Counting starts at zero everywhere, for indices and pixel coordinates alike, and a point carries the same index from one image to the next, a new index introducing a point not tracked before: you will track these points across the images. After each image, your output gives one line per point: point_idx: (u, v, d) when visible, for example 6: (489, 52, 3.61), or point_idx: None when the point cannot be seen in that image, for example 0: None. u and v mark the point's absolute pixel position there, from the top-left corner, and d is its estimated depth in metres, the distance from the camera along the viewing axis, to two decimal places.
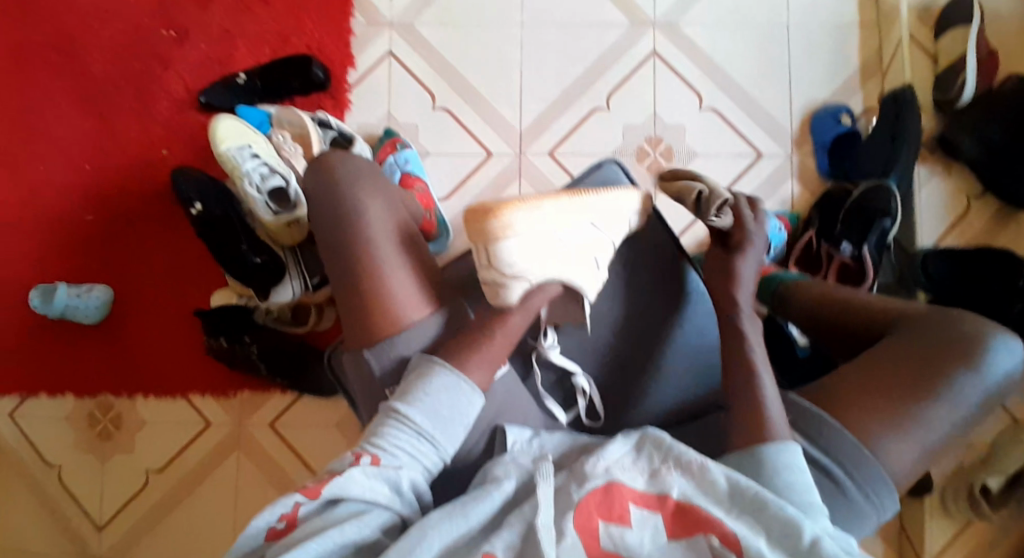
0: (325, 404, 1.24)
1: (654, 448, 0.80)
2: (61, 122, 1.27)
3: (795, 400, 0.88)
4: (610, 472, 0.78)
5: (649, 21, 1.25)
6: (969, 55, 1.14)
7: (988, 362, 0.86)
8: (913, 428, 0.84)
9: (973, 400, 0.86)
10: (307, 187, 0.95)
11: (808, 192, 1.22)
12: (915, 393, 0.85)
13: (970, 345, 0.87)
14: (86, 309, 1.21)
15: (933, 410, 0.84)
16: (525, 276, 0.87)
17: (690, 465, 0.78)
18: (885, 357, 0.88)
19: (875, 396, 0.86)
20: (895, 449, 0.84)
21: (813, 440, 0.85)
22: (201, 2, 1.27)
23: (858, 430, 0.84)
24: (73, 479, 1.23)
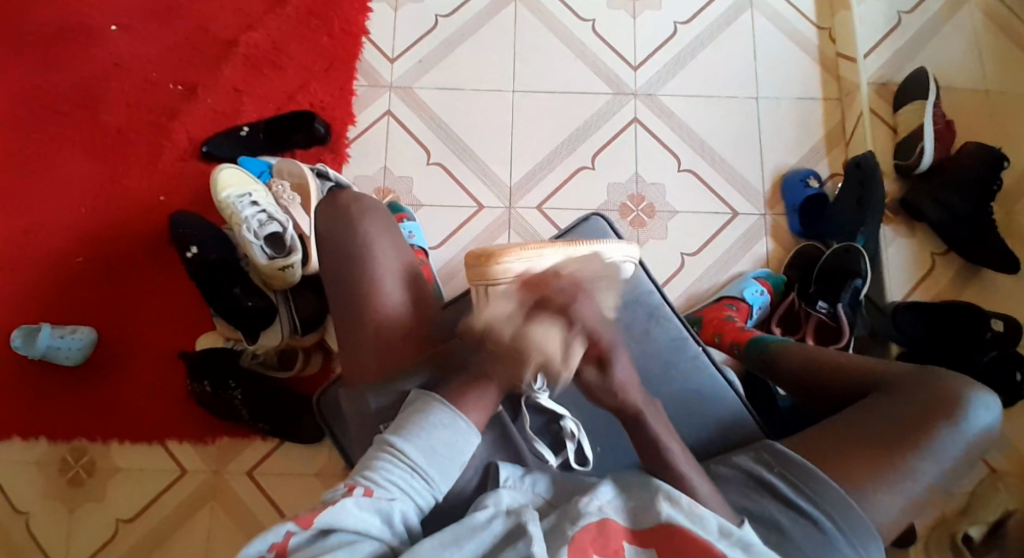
0: (306, 452, 1.22)
1: (640, 489, 0.81)
2: (60, 165, 1.30)
3: (778, 446, 0.87)
4: (603, 510, 0.79)
5: (632, 92, 1.34)
6: (925, 126, 1.25)
7: (968, 419, 0.84)
8: (896, 482, 0.82)
9: (955, 455, 0.84)
10: (315, 216, 0.95)
11: (782, 249, 1.29)
12: (898, 451, 0.83)
13: (951, 402, 0.85)
14: (68, 350, 1.19)
15: (915, 466, 0.82)
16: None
17: (677, 503, 0.79)
18: (866, 414, 0.87)
19: (859, 456, 0.84)
20: (880, 502, 0.82)
21: (801, 490, 0.84)
22: (209, 60, 1.34)
23: (843, 480, 0.83)
24: (38, 527, 1.18)
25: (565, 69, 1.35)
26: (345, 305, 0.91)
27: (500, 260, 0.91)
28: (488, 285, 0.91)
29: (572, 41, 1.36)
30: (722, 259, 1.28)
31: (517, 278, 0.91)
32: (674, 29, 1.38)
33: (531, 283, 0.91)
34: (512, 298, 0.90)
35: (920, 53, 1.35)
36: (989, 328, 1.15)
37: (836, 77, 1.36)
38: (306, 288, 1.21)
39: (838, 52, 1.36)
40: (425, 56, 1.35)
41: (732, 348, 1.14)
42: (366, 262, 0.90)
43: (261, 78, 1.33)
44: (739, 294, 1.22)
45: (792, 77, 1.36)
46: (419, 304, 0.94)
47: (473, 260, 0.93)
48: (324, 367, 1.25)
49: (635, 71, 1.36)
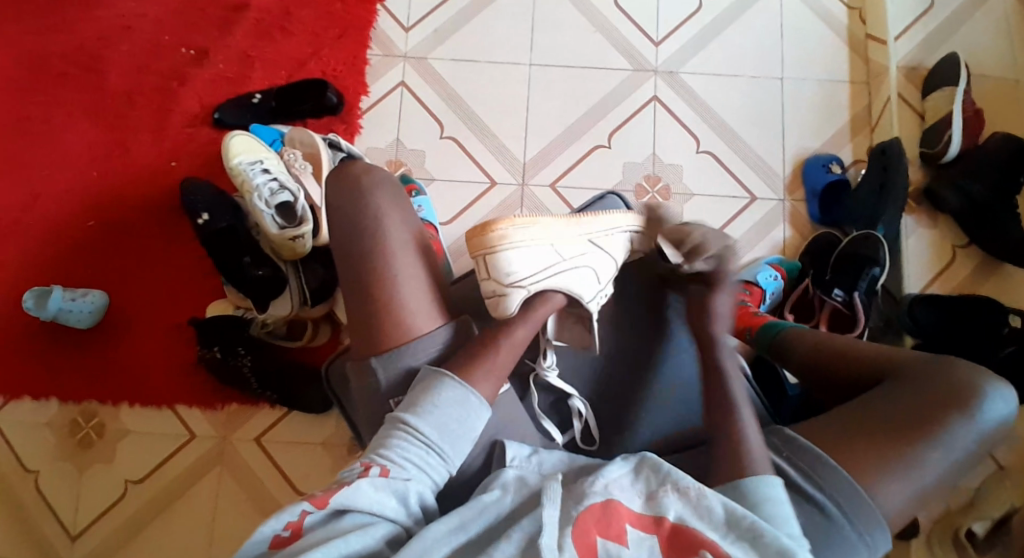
0: (315, 422, 1.23)
1: (652, 472, 0.80)
2: (72, 128, 1.29)
3: (788, 433, 0.86)
4: (609, 490, 0.77)
5: (652, 69, 1.31)
6: (953, 113, 1.21)
7: (983, 408, 0.83)
8: (907, 472, 0.81)
9: (968, 448, 0.82)
10: (326, 191, 0.93)
11: (799, 235, 1.26)
12: (910, 439, 0.82)
13: (965, 391, 0.83)
14: (78, 314, 1.20)
15: (926, 456, 0.81)
16: (525, 284, 0.90)
17: (686, 490, 0.77)
18: (880, 403, 0.85)
19: (869, 440, 0.83)
20: (890, 492, 0.81)
21: (808, 475, 0.82)
22: (222, 24, 1.32)
23: (852, 468, 0.82)
24: (50, 487, 1.20)
25: (583, 43, 1.32)
26: (352, 279, 0.90)
27: (494, 229, 0.90)
28: (486, 254, 0.90)
29: (593, 15, 1.33)
30: (737, 243, 1.26)
31: (516, 245, 0.91)
32: (698, 4, 1.34)
33: (530, 250, 0.91)
34: (510, 266, 0.90)
35: (952, 37, 1.30)
36: (1006, 324, 1.14)
37: (863, 59, 1.32)
38: (315, 260, 1.21)
39: (867, 34, 1.32)
40: (441, 25, 1.32)
41: (746, 334, 1.12)
42: (374, 233, 0.89)
43: (274, 44, 1.31)
44: (753, 279, 1.19)
45: (817, 59, 1.32)
46: (431, 280, 0.92)
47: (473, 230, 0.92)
48: (333, 337, 1.25)
49: (657, 47, 1.32)
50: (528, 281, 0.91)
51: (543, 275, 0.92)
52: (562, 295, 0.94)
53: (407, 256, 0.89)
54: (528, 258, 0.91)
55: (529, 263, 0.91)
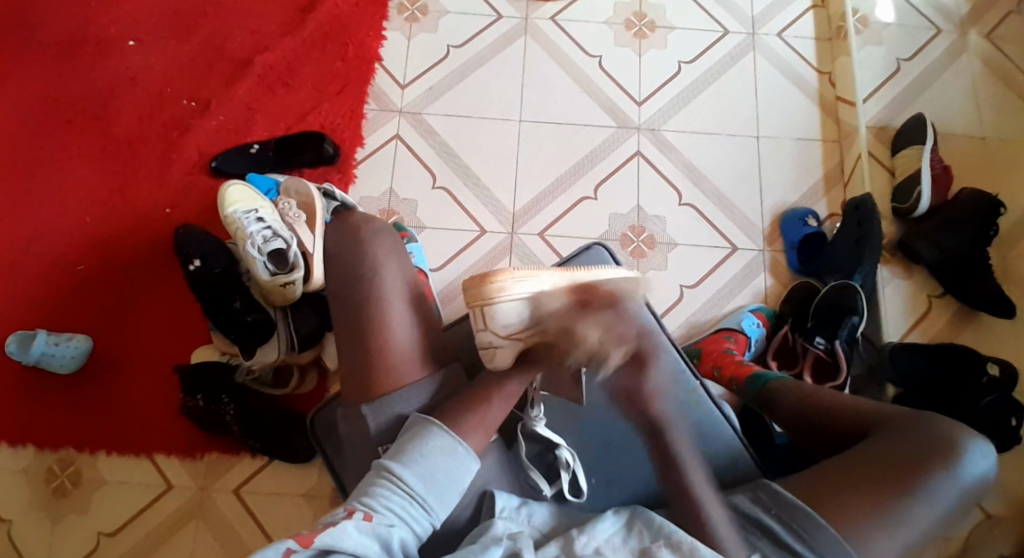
0: (296, 473, 1.20)
1: (644, 528, 0.82)
2: (68, 173, 1.31)
3: (774, 486, 0.88)
4: (601, 553, 0.79)
5: (636, 126, 1.37)
6: (922, 170, 1.27)
7: (963, 466, 0.85)
8: (893, 528, 0.82)
9: (948, 505, 0.85)
10: (326, 240, 0.97)
11: (780, 285, 1.30)
12: (893, 491, 0.84)
13: (946, 448, 0.86)
14: (61, 358, 1.19)
15: (910, 511, 0.83)
16: (520, 336, 0.92)
17: (679, 544, 0.79)
18: (866, 459, 0.87)
19: (856, 493, 0.85)
20: (877, 545, 0.82)
21: (796, 530, 0.84)
22: (223, 79, 1.36)
23: (838, 520, 0.83)
24: (18, 537, 1.15)
25: (570, 101, 1.37)
26: (348, 320, 0.92)
27: (494, 282, 0.92)
28: (483, 307, 0.92)
29: (579, 76, 1.39)
30: (721, 292, 1.29)
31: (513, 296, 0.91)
32: (679, 67, 1.41)
33: (531, 299, 0.91)
34: (507, 317, 0.91)
35: (919, 100, 1.38)
36: (985, 374, 1.16)
37: (835, 120, 1.39)
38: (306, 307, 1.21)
39: (838, 97, 1.40)
40: (434, 84, 1.38)
41: (730, 382, 1.14)
42: (374, 281, 0.91)
43: (273, 98, 1.35)
44: (737, 326, 1.23)
45: (793, 119, 1.39)
46: (424, 325, 0.93)
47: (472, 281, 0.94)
48: (319, 386, 1.25)
49: (640, 106, 1.38)
50: (523, 333, 0.92)
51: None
52: None
53: (402, 303, 0.91)
54: (527, 309, 0.91)
55: (530, 312, 0.91)
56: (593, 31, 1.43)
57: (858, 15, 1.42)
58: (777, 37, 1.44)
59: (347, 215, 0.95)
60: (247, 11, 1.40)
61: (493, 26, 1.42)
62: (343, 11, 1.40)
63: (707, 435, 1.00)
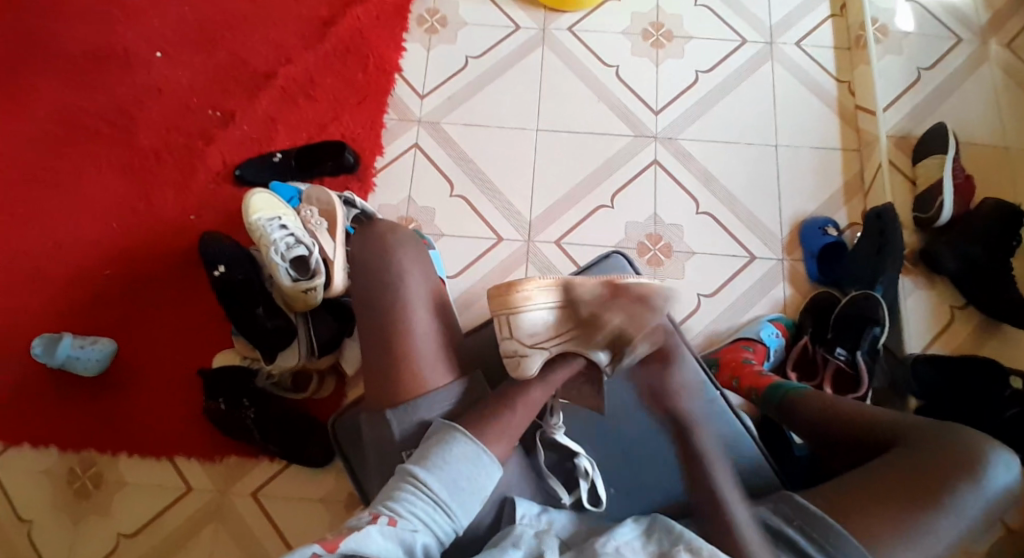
0: (313, 477, 1.21)
1: (663, 534, 0.82)
2: (96, 182, 1.34)
3: (797, 498, 0.87)
4: (620, 551, 0.79)
5: (653, 135, 1.37)
6: (944, 180, 1.25)
7: (989, 475, 0.84)
8: (919, 539, 0.81)
9: (975, 515, 0.83)
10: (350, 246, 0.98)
11: (799, 294, 1.29)
12: (916, 503, 0.83)
13: (972, 457, 0.85)
14: (86, 361, 1.21)
15: (936, 522, 0.82)
16: (546, 346, 0.94)
17: (698, 550, 0.78)
18: (890, 469, 0.86)
19: (880, 504, 0.84)
20: (901, 557, 0.81)
21: (818, 542, 0.83)
22: (247, 89, 1.39)
23: (863, 532, 0.82)
24: (42, 537, 1.17)
25: (587, 110, 1.38)
26: (369, 326, 0.92)
27: (519, 290, 0.94)
28: (509, 315, 0.94)
29: (596, 85, 1.40)
30: (740, 301, 1.28)
31: (539, 306, 0.94)
32: (696, 77, 1.41)
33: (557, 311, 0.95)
34: (533, 327, 0.94)
35: (940, 109, 1.37)
36: (1008, 385, 1.13)
37: (854, 130, 1.38)
38: (324, 312, 1.23)
39: (858, 105, 1.39)
40: (453, 93, 1.40)
41: (750, 393, 1.13)
42: (397, 289, 0.92)
43: (295, 108, 1.38)
44: (756, 335, 1.22)
45: (811, 129, 1.38)
46: (444, 332, 0.94)
47: (496, 291, 0.97)
48: (337, 390, 1.26)
49: (656, 115, 1.39)
50: (549, 343, 0.94)
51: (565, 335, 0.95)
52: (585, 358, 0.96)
53: (424, 311, 0.92)
54: (550, 321, 0.94)
55: (555, 324, 0.94)
56: (610, 41, 1.44)
57: (878, 24, 1.42)
58: (796, 46, 1.44)
59: (370, 222, 0.96)
60: (271, 24, 1.43)
61: (511, 37, 1.43)
62: (363, 23, 1.43)
63: (730, 445, 0.99)
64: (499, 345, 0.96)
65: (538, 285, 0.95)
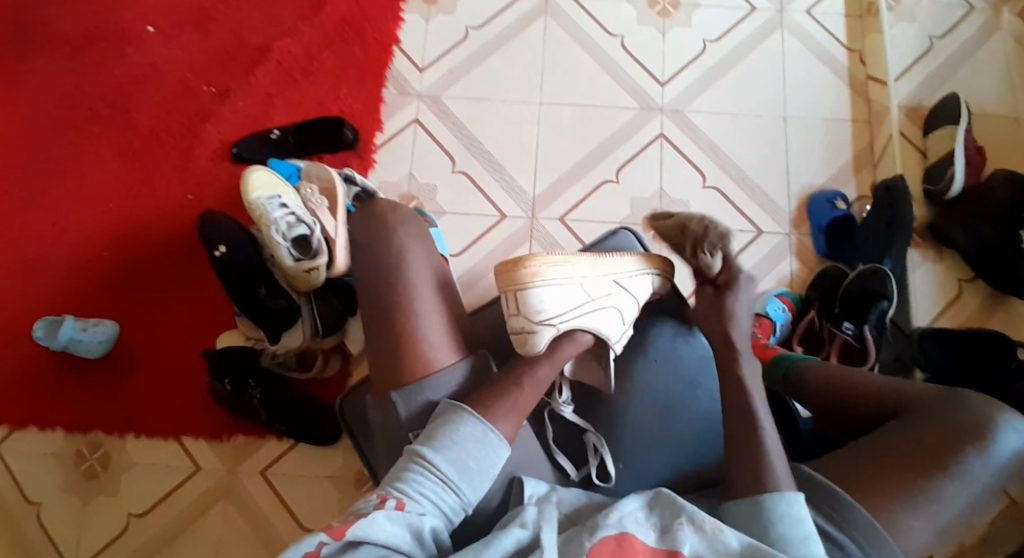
0: (322, 456, 1.22)
1: (667, 506, 0.81)
2: (93, 162, 1.32)
3: (806, 471, 0.87)
4: (623, 523, 0.78)
5: (658, 108, 1.34)
6: (955, 150, 1.23)
7: (997, 443, 0.84)
8: (926, 508, 0.81)
9: (984, 481, 0.83)
10: (353, 225, 0.95)
11: (806, 269, 1.27)
12: (924, 474, 0.83)
13: (981, 425, 0.85)
14: (90, 344, 1.21)
15: (943, 491, 0.82)
16: (554, 322, 0.91)
17: (702, 524, 0.77)
18: (898, 439, 0.86)
19: (888, 476, 0.83)
20: (909, 527, 0.81)
21: (827, 515, 0.83)
22: (244, 64, 1.36)
23: (871, 505, 0.82)
24: (53, 518, 1.18)
25: (590, 83, 1.35)
26: (374, 308, 0.91)
27: (525, 266, 0.91)
28: (516, 290, 0.91)
29: (600, 57, 1.37)
30: (747, 276, 1.27)
31: (546, 281, 0.92)
32: (703, 47, 1.38)
33: (561, 287, 0.92)
34: (541, 302, 0.91)
35: (952, 78, 1.34)
36: (1015, 359, 1.11)
37: (864, 100, 1.35)
38: (328, 292, 1.22)
39: (867, 75, 1.36)
40: (454, 66, 1.37)
41: (755, 367, 1.13)
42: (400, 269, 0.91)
43: (293, 83, 1.35)
44: (762, 311, 1.21)
45: (820, 100, 1.35)
46: (447, 311, 0.93)
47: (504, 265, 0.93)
48: (342, 370, 1.26)
49: (662, 87, 1.36)
50: (557, 320, 0.91)
51: (572, 313, 0.92)
52: (591, 335, 0.95)
53: (428, 291, 0.91)
54: (558, 297, 0.91)
55: (560, 301, 0.92)
56: (615, 10, 1.40)
57: None
58: (805, 14, 1.40)
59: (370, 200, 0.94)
60: None
61: (511, 7, 1.40)
62: None
63: None
64: (506, 322, 0.93)
65: (547, 262, 0.93)
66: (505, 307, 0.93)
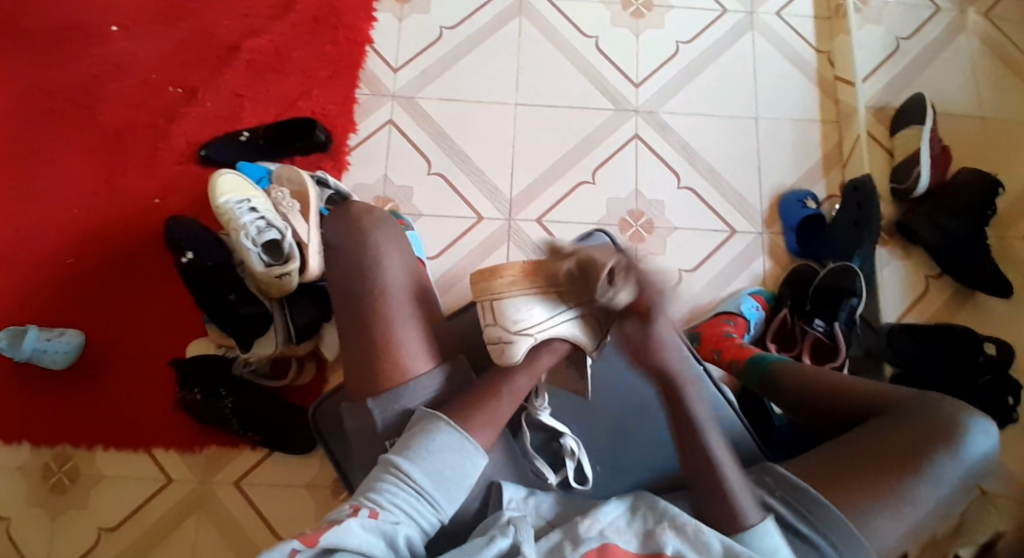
0: (296, 464, 1.20)
1: (649, 511, 0.81)
2: (53, 164, 1.28)
3: (780, 472, 0.88)
4: (605, 535, 0.77)
5: (633, 108, 1.35)
6: (921, 150, 1.26)
7: (966, 443, 0.86)
8: (898, 508, 0.83)
9: (954, 481, 0.85)
10: (328, 231, 0.94)
11: (778, 268, 1.29)
12: (895, 473, 0.85)
13: (950, 427, 0.87)
14: (55, 354, 1.17)
15: (914, 491, 0.84)
16: (531, 333, 0.86)
17: (683, 527, 0.78)
18: (870, 441, 0.88)
19: (861, 476, 0.85)
20: (881, 526, 0.83)
21: (801, 514, 0.84)
22: (211, 63, 1.33)
23: (844, 505, 0.84)
24: (18, 535, 1.14)
25: (565, 83, 1.35)
26: (351, 314, 0.89)
27: (502, 275, 0.87)
28: (492, 299, 0.88)
29: (576, 58, 1.37)
30: (721, 275, 1.28)
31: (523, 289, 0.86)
32: (676, 48, 1.39)
33: (539, 294, 0.87)
34: (517, 312, 0.86)
35: (916, 79, 1.37)
36: (981, 352, 1.16)
37: (833, 100, 1.38)
38: (302, 296, 1.19)
39: (836, 76, 1.38)
40: (428, 67, 1.35)
41: (731, 365, 1.13)
42: (375, 275, 0.89)
43: (263, 83, 1.32)
44: (736, 309, 1.23)
45: (790, 100, 1.37)
46: (425, 317, 0.92)
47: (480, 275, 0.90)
48: (319, 375, 1.24)
49: (637, 88, 1.36)
50: (535, 330, 0.86)
51: (552, 322, 0.87)
52: (572, 344, 0.89)
53: (404, 297, 0.89)
54: (537, 305, 0.86)
55: (537, 310, 0.86)
56: (589, 11, 1.40)
57: None
58: (775, 15, 1.42)
59: (344, 204, 0.92)
60: None
61: (485, 7, 1.39)
62: None
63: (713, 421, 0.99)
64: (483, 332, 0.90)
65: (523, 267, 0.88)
66: (482, 318, 0.89)
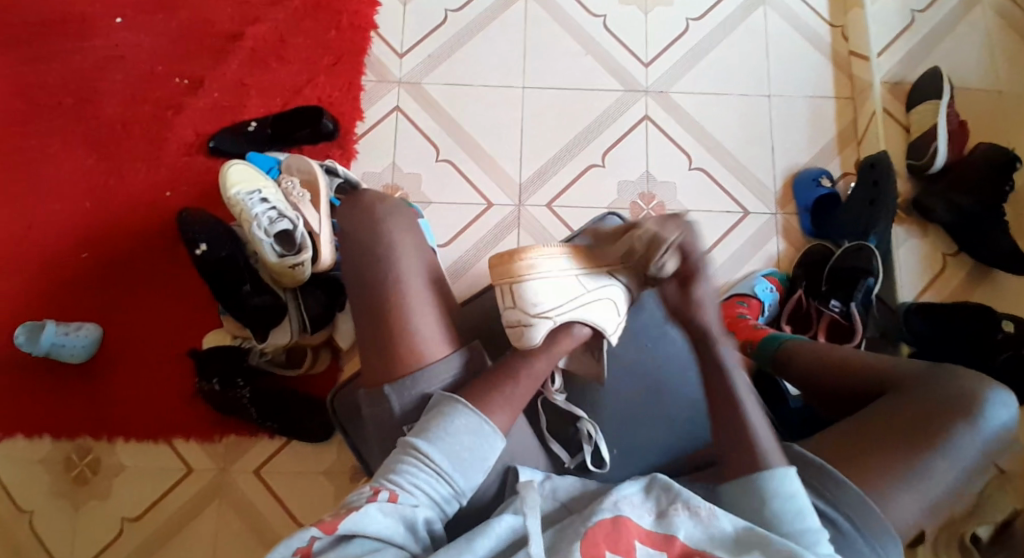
0: (314, 450, 1.21)
1: (663, 491, 0.80)
2: (64, 160, 1.28)
3: (798, 449, 0.87)
4: (618, 507, 0.77)
5: (643, 89, 1.33)
6: (939, 125, 1.24)
7: (987, 415, 0.85)
8: (919, 482, 0.82)
9: (974, 456, 0.84)
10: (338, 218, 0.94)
11: (792, 248, 1.28)
12: (915, 448, 0.84)
13: (971, 400, 0.85)
14: (73, 347, 1.18)
15: (934, 465, 0.83)
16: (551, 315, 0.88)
17: (698, 509, 0.77)
18: (890, 417, 0.87)
19: (881, 453, 0.84)
20: (900, 502, 0.82)
21: (820, 492, 0.83)
22: (216, 53, 1.32)
23: (864, 481, 0.83)
24: (44, 526, 1.17)
25: (573, 65, 1.33)
26: (365, 304, 0.89)
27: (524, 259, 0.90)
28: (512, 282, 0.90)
29: (584, 39, 1.35)
30: (735, 256, 1.27)
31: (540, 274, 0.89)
32: (686, 26, 1.36)
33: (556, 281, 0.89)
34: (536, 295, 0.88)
35: (932, 53, 1.34)
36: (1000, 330, 1.12)
37: (846, 75, 1.35)
38: (315, 287, 1.20)
39: (850, 51, 1.35)
40: (434, 51, 1.34)
41: (747, 347, 1.12)
42: (388, 262, 0.89)
43: (268, 71, 1.31)
44: (751, 291, 1.22)
45: (803, 77, 1.35)
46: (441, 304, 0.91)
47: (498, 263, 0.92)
48: (332, 364, 1.24)
49: (646, 68, 1.34)
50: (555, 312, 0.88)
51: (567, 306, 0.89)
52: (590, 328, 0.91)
53: (418, 283, 0.89)
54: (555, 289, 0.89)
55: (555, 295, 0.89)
56: None
57: None
58: None
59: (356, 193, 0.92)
60: None
61: None
62: None
63: None
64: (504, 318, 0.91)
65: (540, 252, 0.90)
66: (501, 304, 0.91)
